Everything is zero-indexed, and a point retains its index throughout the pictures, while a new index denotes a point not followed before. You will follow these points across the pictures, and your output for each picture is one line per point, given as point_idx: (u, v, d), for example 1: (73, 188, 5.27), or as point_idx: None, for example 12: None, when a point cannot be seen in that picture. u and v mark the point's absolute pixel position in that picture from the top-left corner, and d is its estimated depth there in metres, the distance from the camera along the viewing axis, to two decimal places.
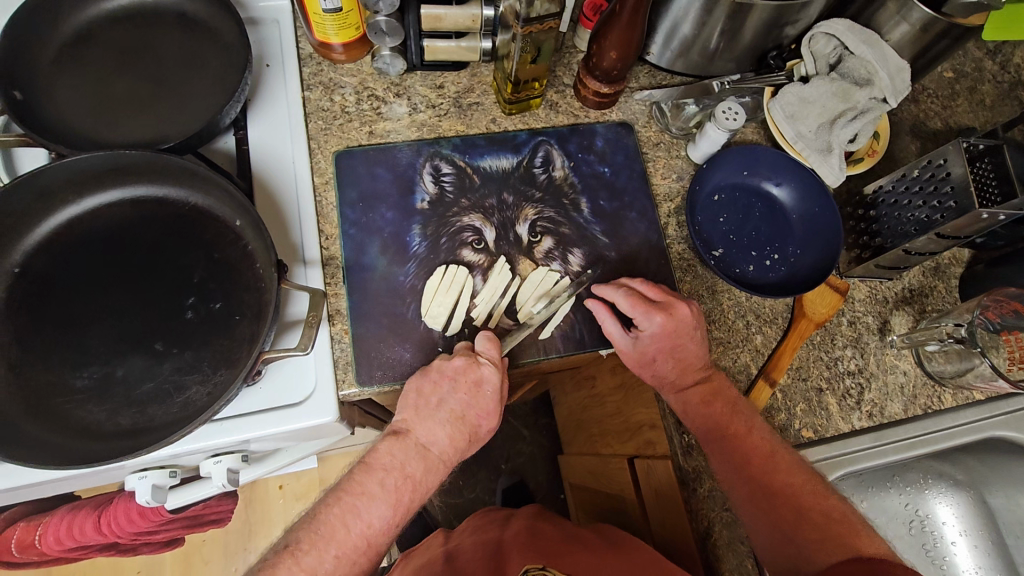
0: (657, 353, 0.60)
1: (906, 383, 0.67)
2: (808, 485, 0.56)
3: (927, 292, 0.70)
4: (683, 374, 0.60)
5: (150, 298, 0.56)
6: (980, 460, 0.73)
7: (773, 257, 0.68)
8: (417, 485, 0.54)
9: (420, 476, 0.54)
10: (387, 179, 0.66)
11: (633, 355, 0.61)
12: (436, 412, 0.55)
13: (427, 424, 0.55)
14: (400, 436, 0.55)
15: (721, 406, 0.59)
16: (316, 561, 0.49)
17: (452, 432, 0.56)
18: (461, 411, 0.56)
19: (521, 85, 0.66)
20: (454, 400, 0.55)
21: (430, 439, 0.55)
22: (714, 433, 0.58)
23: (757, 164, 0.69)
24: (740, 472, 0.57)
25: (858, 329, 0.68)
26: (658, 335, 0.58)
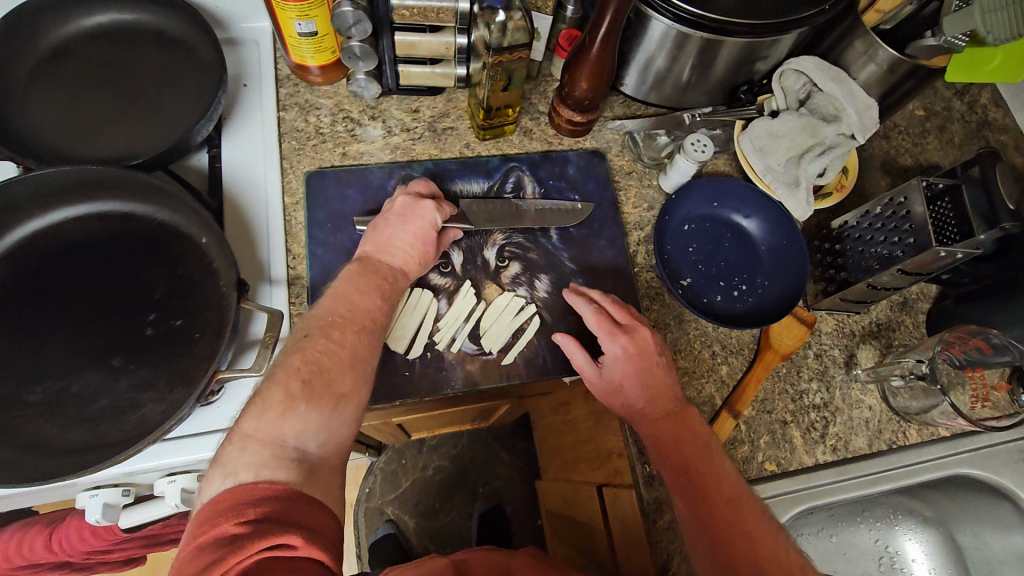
0: (623, 380, 0.59)
1: (871, 419, 0.67)
2: (770, 536, 0.51)
3: (894, 327, 0.71)
4: (652, 403, 0.59)
5: (110, 313, 0.56)
6: (950, 498, 0.72)
7: (741, 288, 0.68)
8: (393, 293, 0.55)
9: (390, 284, 0.55)
10: (357, 201, 0.66)
11: (600, 384, 0.60)
12: (392, 238, 0.57)
13: (387, 246, 0.57)
14: (360, 262, 0.56)
15: (690, 444, 0.56)
16: (343, 336, 0.49)
17: (408, 253, 0.57)
18: (412, 235, 0.58)
19: (494, 112, 0.68)
20: (404, 228, 0.58)
21: (395, 261, 0.57)
22: (678, 471, 0.56)
23: (726, 196, 0.70)
24: (702, 514, 0.53)
25: (824, 363, 0.68)
26: (621, 357, 0.59)
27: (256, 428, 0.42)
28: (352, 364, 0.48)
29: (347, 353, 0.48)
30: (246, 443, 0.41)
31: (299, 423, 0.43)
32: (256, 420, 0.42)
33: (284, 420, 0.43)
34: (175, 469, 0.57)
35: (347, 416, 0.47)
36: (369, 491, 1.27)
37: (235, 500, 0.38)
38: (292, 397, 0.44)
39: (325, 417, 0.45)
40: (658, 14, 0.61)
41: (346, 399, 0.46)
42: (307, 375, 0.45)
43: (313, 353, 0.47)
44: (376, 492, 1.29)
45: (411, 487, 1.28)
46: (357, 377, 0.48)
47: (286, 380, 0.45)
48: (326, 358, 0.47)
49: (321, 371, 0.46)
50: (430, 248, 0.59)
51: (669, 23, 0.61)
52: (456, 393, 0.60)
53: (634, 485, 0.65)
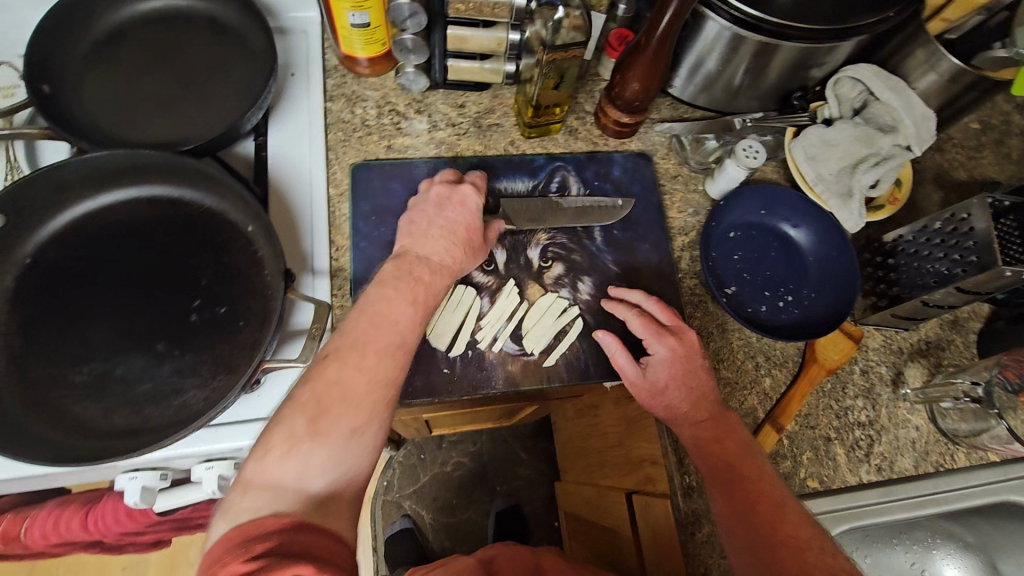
0: (668, 381, 0.58)
1: (918, 439, 0.65)
2: (817, 542, 0.49)
3: (944, 345, 0.68)
4: (695, 406, 0.57)
5: (156, 297, 0.56)
6: (992, 524, 0.70)
7: (787, 299, 0.67)
8: (430, 290, 0.53)
9: (429, 279, 0.53)
10: (402, 194, 0.65)
11: (642, 386, 0.59)
12: (430, 230, 0.56)
13: (424, 240, 0.55)
14: (398, 258, 0.54)
15: (732, 446, 0.55)
16: (361, 359, 0.46)
17: (449, 245, 0.56)
18: (453, 224, 0.57)
19: (542, 110, 0.67)
20: (445, 216, 0.57)
21: (434, 254, 0.55)
22: (720, 473, 0.54)
23: (775, 204, 0.68)
24: (744, 520, 0.51)
25: (871, 380, 0.66)
26: (667, 359, 0.58)
27: (258, 471, 0.42)
28: (369, 392, 0.46)
29: (364, 380, 0.46)
30: (248, 486, 0.41)
31: (304, 464, 0.42)
32: (258, 463, 0.42)
33: (287, 462, 0.42)
34: (213, 456, 0.57)
35: (364, 447, 0.45)
36: (387, 484, 1.27)
37: (243, 536, 0.38)
38: (295, 437, 0.43)
39: (334, 455, 0.43)
40: (715, 15, 0.60)
41: (359, 431, 0.45)
42: (312, 412, 0.44)
43: (324, 385, 0.45)
44: (395, 485, 1.27)
45: (428, 483, 1.27)
46: (375, 405, 0.46)
47: (289, 419, 0.44)
48: (337, 389, 0.45)
49: (329, 407, 0.44)
50: (474, 236, 0.58)
51: (727, 25, 0.60)
52: (495, 394, 0.59)
53: (671, 496, 0.63)
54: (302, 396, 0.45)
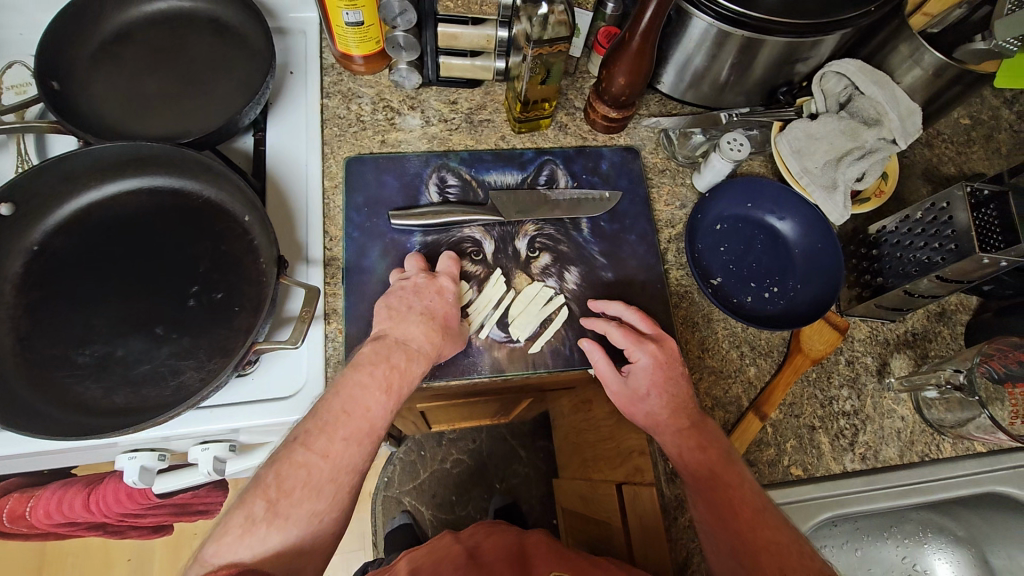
0: (650, 388, 0.58)
1: (903, 429, 0.65)
2: (794, 545, 0.52)
3: (930, 337, 0.69)
4: (675, 413, 0.58)
5: (156, 285, 0.58)
6: (981, 515, 0.70)
7: (772, 290, 0.67)
8: (408, 375, 0.53)
9: (406, 366, 0.53)
10: (394, 186, 0.67)
11: (624, 394, 0.60)
12: (408, 314, 0.56)
13: (403, 324, 0.55)
14: (377, 341, 0.55)
15: (716, 453, 0.56)
16: (329, 445, 0.49)
17: (428, 328, 0.55)
18: (432, 310, 0.57)
19: (530, 105, 0.69)
20: (422, 305, 0.57)
21: (409, 338, 0.55)
22: (703, 480, 0.55)
23: (761, 197, 0.69)
24: (728, 529, 0.53)
25: (856, 369, 0.67)
26: (649, 366, 0.58)
27: (216, 551, 0.44)
28: (332, 479, 0.48)
29: (328, 467, 0.48)
30: (207, 564, 0.44)
31: (258, 544, 0.45)
32: (218, 543, 0.45)
33: (243, 542, 0.44)
34: (209, 437, 0.59)
35: (328, 524, 0.48)
36: (386, 480, 1.29)
37: None
38: (252, 520, 0.45)
39: (290, 531, 0.46)
40: (698, 12, 0.61)
41: (318, 516, 0.47)
42: (270, 497, 0.46)
43: (289, 470, 0.47)
44: (395, 481, 1.29)
45: (427, 480, 1.29)
46: (336, 491, 0.48)
47: (264, 489, 0.47)
48: (303, 472, 0.48)
49: (289, 492, 0.47)
50: (451, 322, 0.58)
51: (710, 22, 0.61)
52: (482, 379, 0.61)
53: (656, 483, 0.64)
54: (281, 467, 0.48)
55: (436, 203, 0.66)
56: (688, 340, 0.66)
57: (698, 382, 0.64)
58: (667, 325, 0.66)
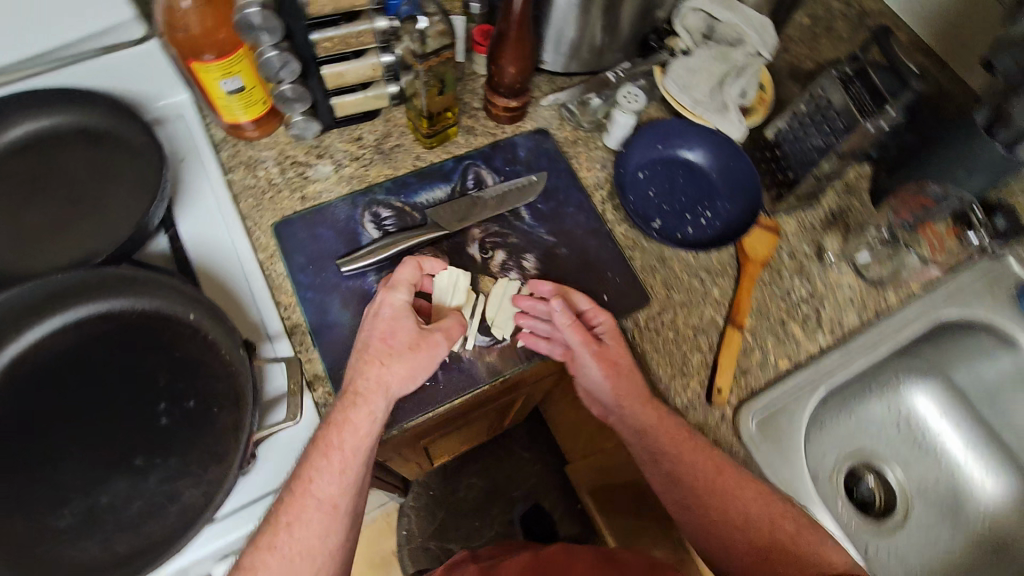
0: (617, 353, 0.61)
1: (853, 295, 0.72)
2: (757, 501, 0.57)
3: (846, 210, 0.77)
4: (637, 382, 0.60)
5: (119, 417, 0.54)
6: (942, 346, 0.77)
7: (707, 215, 0.73)
8: (348, 430, 0.53)
9: (350, 417, 0.53)
10: (331, 237, 0.66)
11: (599, 360, 0.60)
12: (361, 354, 0.56)
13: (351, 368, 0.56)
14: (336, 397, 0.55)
15: (677, 426, 0.59)
16: (275, 538, 0.50)
17: (366, 365, 0.55)
18: (380, 337, 0.56)
19: (434, 118, 0.70)
20: (366, 336, 0.57)
21: (362, 380, 0.54)
22: (670, 454, 0.58)
23: (668, 136, 0.74)
24: (693, 496, 0.57)
25: (799, 259, 0.73)
26: (613, 331, 0.62)
27: None
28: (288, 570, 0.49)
29: (282, 557, 0.49)
30: None
31: None
32: None
33: None
34: (228, 551, 0.56)
35: None
36: (408, 533, 1.27)
37: None
38: None
39: None
40: None
41: None
42: None
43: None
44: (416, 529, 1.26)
45: (447, 516, 1.27)
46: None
47: None
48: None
49: None
50: (394, 341, 0.56)
51: None
52: (484, 389, 0.62)
53: None
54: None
55: (378, 238, 0.66)
56: (653, 285, 0.69)
57: (674, 319, 0.68)
58: (631, 277, 0.68)
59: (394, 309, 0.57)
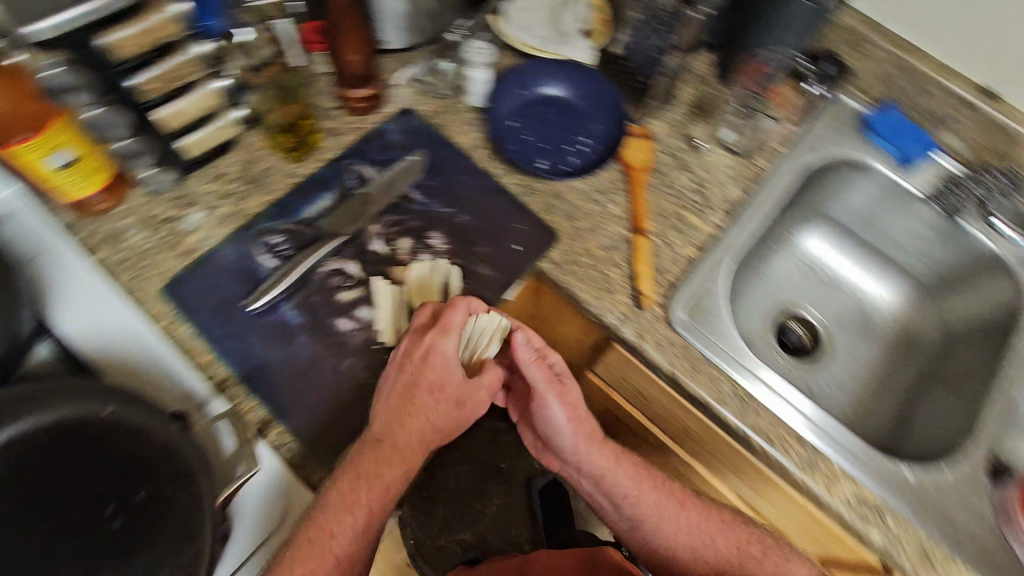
0: (578, 405, 0.66)
1: (730, 171, 0.79)
2: (715, 521, 0.67)
3: (702, 98, 0.82)
4: (592, 432, 0.67)
5: (64, 538, 0.50)
6: (817, 191, 0.85)
7: (585, 140, 0.76)
8: (377, 487, 0.54)
9: (385, 473, 0.54)
10: (228, 281, 0.62)
11: (567, 411, 0.65)
12: (408, 404, 0.56)
13: (384, 415, 0.55)
14: (370, 441, 0.55)
15: (630, 463, 0.69)
16: None
17: (409, 415, 0.56)
18: (432, 382, 0.57)
19: (294, 128, 0.71)
20: (405, 378, 0.56)
21: (404, 433, 0.56)
22: (630, 497, 0.67)
23: (526, 79, 0.77)
24: (657, 520, 0.67)
25: (676, 155, 0.78)
26: (572, 389, 0.66)
27: None
28: None
29: None
30: None
31: None
32: None
33: None
34: None
35: None
36: (415, 540, 1.22)
37: None
38: None
39: None
40: None
41: None
42: None
43: None
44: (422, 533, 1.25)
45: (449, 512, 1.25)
46: None
47: None
48: None
49: None
50: (443, 386, 0.58)
51: None
52: None
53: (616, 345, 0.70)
54: None
55: (277, 266, 0.63)
56: (556, 220, 0.71)
57: (586, 244, 0.70)
58: (534, 220, 0.70)
59: (449, 359, 0.57)
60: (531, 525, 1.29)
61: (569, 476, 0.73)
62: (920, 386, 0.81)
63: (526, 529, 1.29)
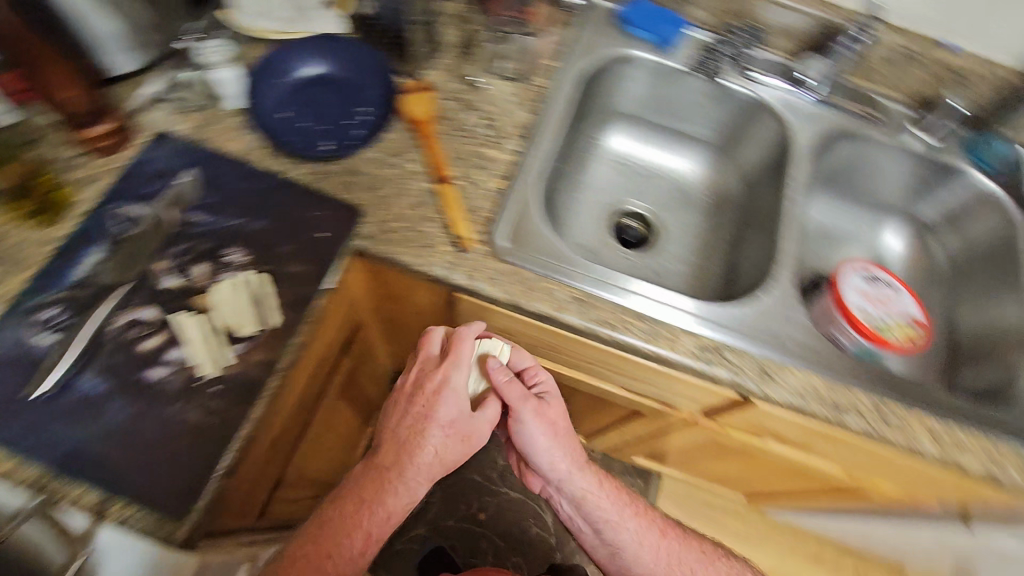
0: (558, 426, 0.75)
1: (513, 97, 0.81)
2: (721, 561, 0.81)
3: (466, 38, 0.83)
4: (576, 455, 0.77)
5: None
6: (600, 93, 0.91)
7: (363, 109, 0.73)
8: (375, 509, 0.65)
9: (383, 496, 0.65)
10: (5, 376, 0.55)
11: (541, 427, 0.73)
12: (419, 435, 0.67)
13: (392, 448, 0.67)
14: (373, 465, 0.67)
15: (610, 488, 0.80)
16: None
17: (415, 443, 0.67)
18: (439, 416, 0.67)
19: (27, 189, 0.62)
20: (415, 412, 0.68)
21: (408, 463, 0.66)
22: (607, 515, 0.79)
23: (278, 67, 0.72)
24: (638, 536, 0.79)
25: (457, 98, 0.79)
26: (558, 416, 0.75)
27: None
28: None
29: None
30: None
31: None
32: None
33: None
34: None
35: None
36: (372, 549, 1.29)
37: None
38: None
39: None
40: None
41: None
42: None
43: None
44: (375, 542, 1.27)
45: None
46: None
47: None
48: None
49: None
50: (450, 419, 0.68)
51: None
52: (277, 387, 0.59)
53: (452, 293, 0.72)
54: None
55: (59, 341, 0.56)
56: (358, 196, 0.69)
57: (394, 209, 0.69)
58: (333, 202, 0.68)
59: (455, 397, 0.68)
60: (476, 491, 1.35)
61: (555, 497, 0.83)
62: (738, 235, 0.90)
63: (473, 496, 1.34)
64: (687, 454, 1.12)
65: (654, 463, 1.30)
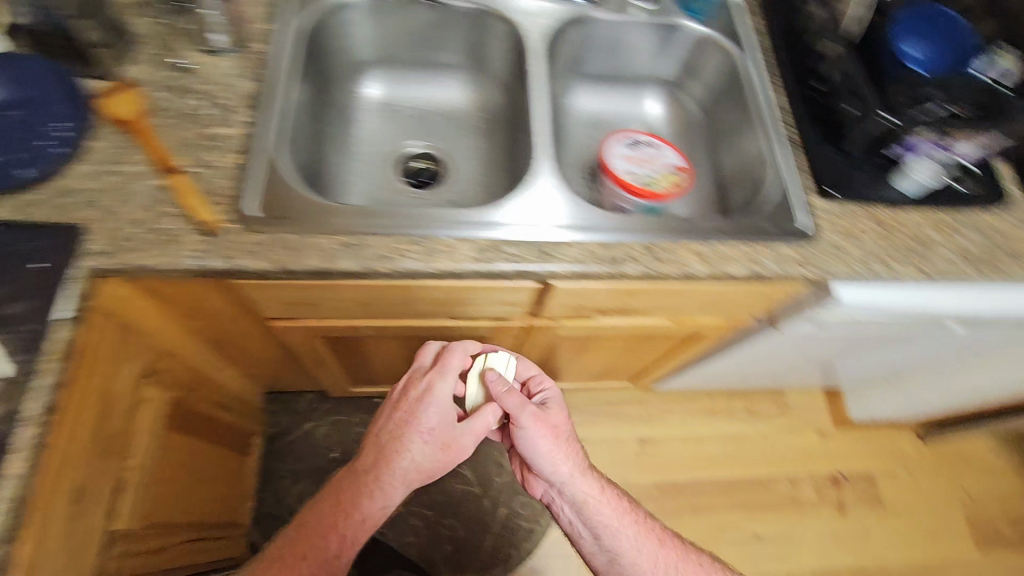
0: (557, 426, 0.80)
1: (231, 69, 0.76)
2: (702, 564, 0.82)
3: (161, 22, 0.78)
4: (583, 461, 0.80)
5: None
6: (332, 46, 0.90)
7: (54, 122, 0.66)
8: (351, 510, 0.73)
9: (363, 499, 0.73)
10: None
11: (545, 430, 0.78)
12: (408, 439, 0.75)
13: (373, 451, 0.76)
14: (355, 470, 0.76)
15: (625, 503, 0.82)
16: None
17: (397, 444, 0.75)
18: (427, 419, 0.76)
19: None
20: (396, 419, 0.77)
21: (391, 465, 0.74)
22: (630, 532, 0.80)
23: None
24: (648, 552, 0.80)
25: (168, 85, 0.74)
26: (560, 418, 0.81)
27: None
28: None
29: None
30: None
31: None
32: None
33: None
34: None
35: None
36: None
37: None
38: None
39: None
40: None
41: None
42: None
43: None
44: None
45: None
46: None
47: None
48: None
49: None
50: (432, 423, 0.76)
51: None
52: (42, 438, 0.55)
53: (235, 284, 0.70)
54: None
55: None
56: (76, 215, 0.64)
57: (122, 216, 0.64)
58: (47, 230, 0.62)
59: (439, 401, 0.77)
60: None
61: (554, 502, 0.84)
62: (512, 139, 0.92)
63: None
64: (558, 361, 1.19)
65: (545, 383, 1.36)
